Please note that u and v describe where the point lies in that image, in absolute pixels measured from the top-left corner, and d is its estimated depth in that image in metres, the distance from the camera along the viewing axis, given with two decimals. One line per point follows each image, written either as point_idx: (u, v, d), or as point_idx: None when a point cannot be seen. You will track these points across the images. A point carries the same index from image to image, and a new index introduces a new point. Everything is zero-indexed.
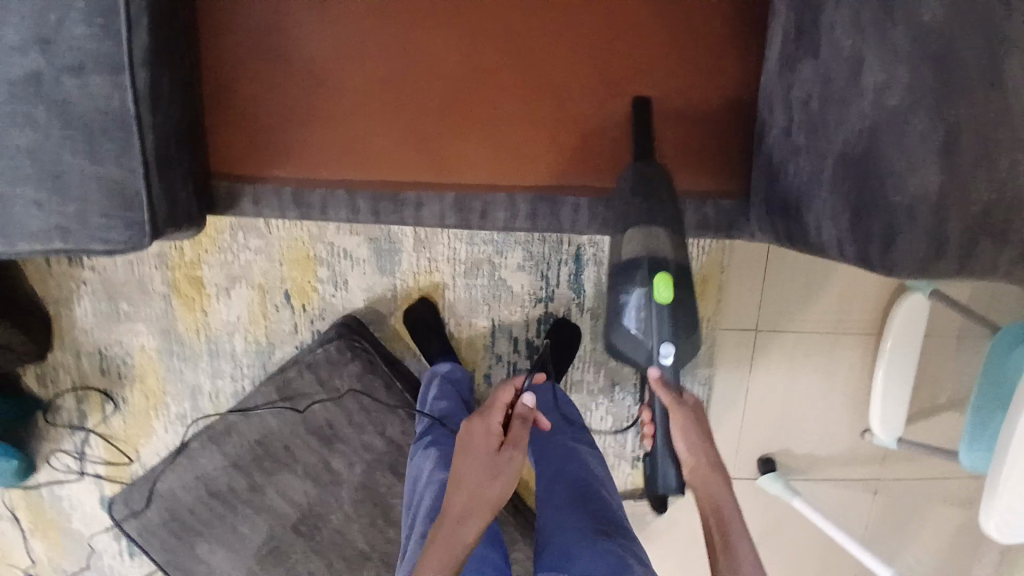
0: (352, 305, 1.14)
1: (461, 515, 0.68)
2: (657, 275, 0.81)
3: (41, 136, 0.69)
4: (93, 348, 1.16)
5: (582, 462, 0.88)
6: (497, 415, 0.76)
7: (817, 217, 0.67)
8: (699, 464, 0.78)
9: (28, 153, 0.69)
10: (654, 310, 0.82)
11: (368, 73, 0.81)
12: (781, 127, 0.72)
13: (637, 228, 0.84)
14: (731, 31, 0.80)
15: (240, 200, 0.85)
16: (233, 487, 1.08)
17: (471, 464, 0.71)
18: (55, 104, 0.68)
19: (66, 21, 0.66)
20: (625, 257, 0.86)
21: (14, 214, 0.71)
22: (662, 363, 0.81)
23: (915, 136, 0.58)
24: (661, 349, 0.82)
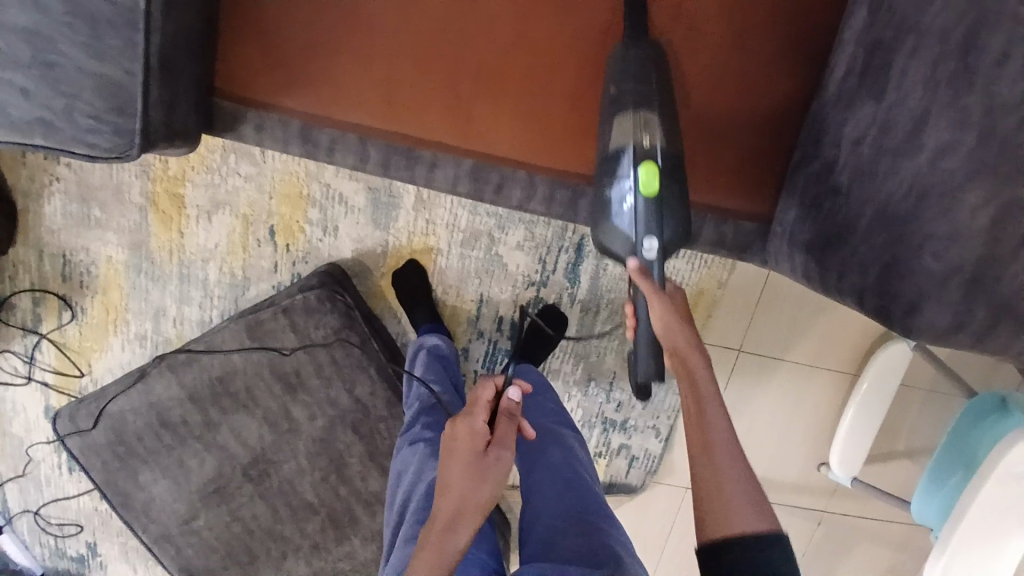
0: (338, 255, 1.09)
1: (451, 521, 0.68)
2: (644, 166, 0.69)
3: (34, 15, 0.61)
4: (57, 251, 1.09)
5: (564, 445, 0.86)
6: (482, 414, 0.75)
7: (843, 264, 0.67)
8: (677, 342, 0.68)
9: (17, 31, 0.62)
10: (641, 205, 0.69)
11: (408, 16, 0.75)
12: (825, 163, 0.70)
13: (624, 114, 0.71)
14: (794, 52, 0.76)
15: (242, 125, 0.78)
16: (187, 421, 1.05)
17: (459, 468, 0.70)
18: None
19: None
20: (611, 148, 0.72)
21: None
22: (644, 255, 0.69)
23: (965, 209, 0.56)
24: (644, 243, 0.69)
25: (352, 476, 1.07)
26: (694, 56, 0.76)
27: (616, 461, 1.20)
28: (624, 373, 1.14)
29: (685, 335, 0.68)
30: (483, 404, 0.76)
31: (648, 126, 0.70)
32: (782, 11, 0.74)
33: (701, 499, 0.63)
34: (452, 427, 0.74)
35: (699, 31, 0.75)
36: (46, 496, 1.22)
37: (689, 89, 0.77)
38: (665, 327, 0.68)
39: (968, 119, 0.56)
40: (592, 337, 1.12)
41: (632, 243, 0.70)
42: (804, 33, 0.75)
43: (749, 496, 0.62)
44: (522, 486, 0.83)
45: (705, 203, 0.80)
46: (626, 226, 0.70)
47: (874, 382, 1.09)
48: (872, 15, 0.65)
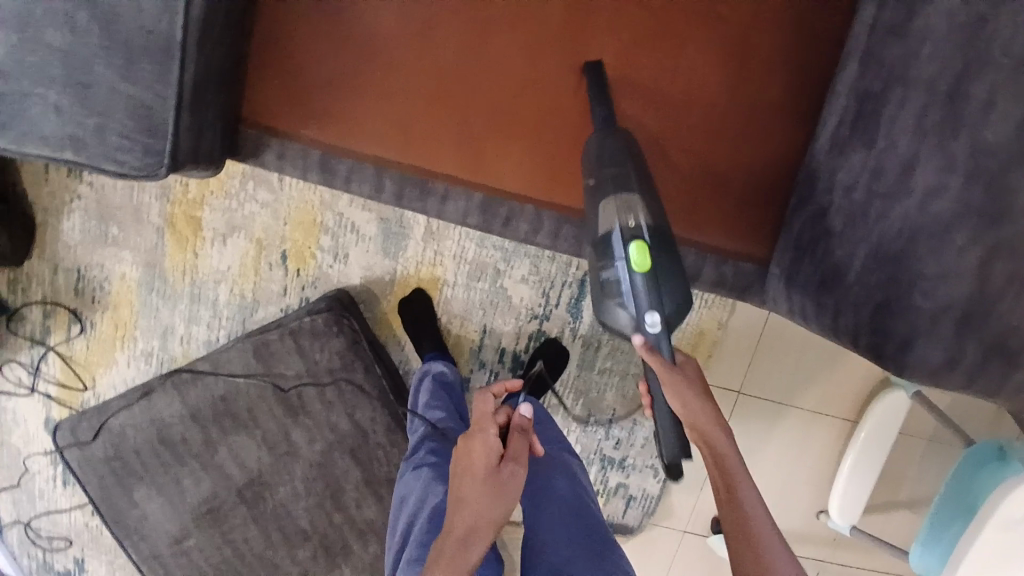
0: (347, 281, 1.11)
1: (465, 536, 0.69)
2: (634, 246, 0.69)
3: (77, 40, 0.66)
4: (72, 266, 1.12)
5: (568, 473, 0.86)
6: (493, 429, 0.74)
7: (837, 303, 0.69)
8: (701, 423, 0.68)
9: (60, 54, 0.67)
10: (638, 286, 0.69)
11: (427, 56, 0.79)
12: (819, 206, 0.73)
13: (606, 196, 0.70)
14: (791, 104, 0.79)
15: (263, 151, 0.82)
16: (186, 439, 1.06)
17: (474, 486, 0.70)
18: (101, 11, 0.65)
19: None
20: (601, 232, 0.71)
21: (35, 114, 0.69)
22: (649, 333, 0.68)
23: (953, 251, 0.60)
24: (647, 320, 0.68)
25: (346, 502, 1.07)
26: (698, 103, 0.80)
27: (613, 501, 1.19)
28: (624, 410, 1.15)
29: (707, 416, 0.68)
30: (492, 420, 0.75)
31: (631, 201, 0.70)
32: (781, 63, 0.79)
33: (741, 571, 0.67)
34: (466, 442, 0.74)
35: (699, 81, 0.80)
36: (39, 509, 1.22)
37: (690, 133, 0.81)
38: (688, 413, 0.68)
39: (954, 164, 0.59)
40: (593, 372, 1.13)
41: (635, 323, 0.70)
42: (803, 84, 0.79)
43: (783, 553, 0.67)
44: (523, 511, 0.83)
45: (703, 242, 0.82)
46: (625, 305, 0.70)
47: (875, 429, 1.09)
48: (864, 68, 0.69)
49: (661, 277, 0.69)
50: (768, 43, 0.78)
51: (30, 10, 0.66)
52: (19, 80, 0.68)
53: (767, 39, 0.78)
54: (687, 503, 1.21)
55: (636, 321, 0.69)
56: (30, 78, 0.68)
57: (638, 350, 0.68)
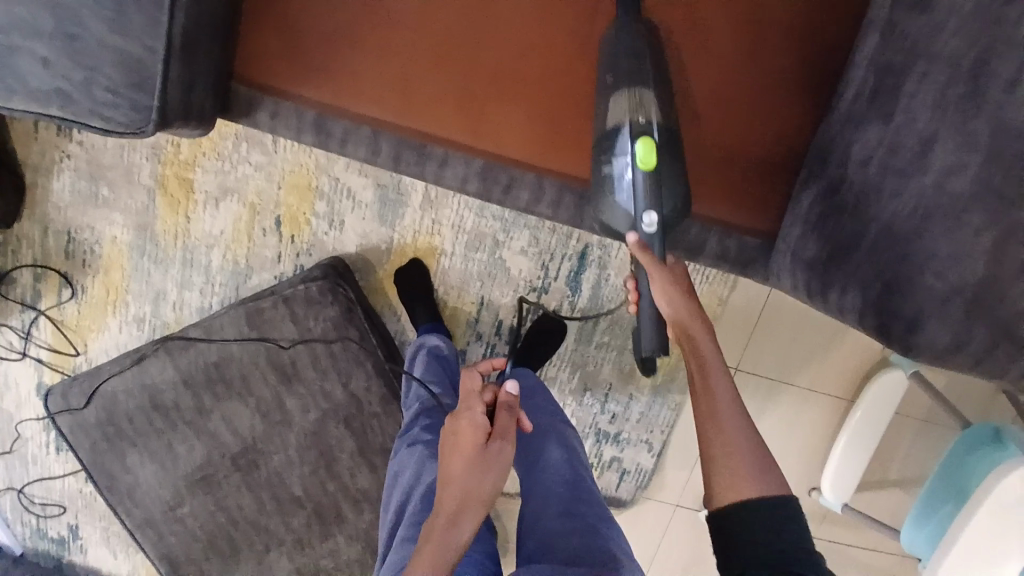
0: (342, 248, 1.09)
1: (453, 516, 0.68)
2: (640, 142, 0.68)
3: None
4: (62, 228, 1.09)
5: (565, 444, 0.85)
6: (481, 407, 0.76)
7: (844, 281, 0.68)
8: (680, 314, 0.68)
9: (42, 2, 0.63)
10: (638, 182, 0.69)
11: (429, 14, 0.76)
12: (830, 182, 0.71)
13: (621, 91, 0.70)
14: (805, 75, 0.77)
15: (256, 111, 0.79)
16: (179, 406, 1.05)
17: (461, 463, 0.70)
18: None
19: None
20: (608, 124, 0.71)
21: (16, 65, 0.66)
22: (644, 230, 0.69)
23: (970, 230, 0.57)
24: (643, 218, 0.69)
25: (340, 471, 1.06)
26: (710, 71, 0.77)
27: (607, 474, 1.19)
28: (620, 385, 1.14)
29: (687, 307, 0.68)
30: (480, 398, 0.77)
31: (644, 101, 0.69)
32: (797, 31, 0.76)
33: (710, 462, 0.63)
34: (454, 420, 0.74)
35: (710, 47, 0.77)
36: (32, 474, 1.21)
37: (701, 102, 0.78)
38: (668, 302, 0.68)
39: (975, 142, 0.56)
40: (590, 346, 1.12)
41: (631, 219, 0.70)
42: (819, 55, 0.76)
43: (758, 464, 0.62)
44: (523, 480, 0.83)
45: (709, 216, 0.81)
46: (625, 202, 0.70)
47: (872, 408, 1.09)
48: (885, 38, 0.66)
49: (663, 178, 0.69)
50: (784, 11, 0.75)
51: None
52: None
53: (783, 5, 0.75)
54: (680, 479, 1.21)
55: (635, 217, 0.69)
56: (11, 28, 0.64)
57: (630, 247, 0.69)
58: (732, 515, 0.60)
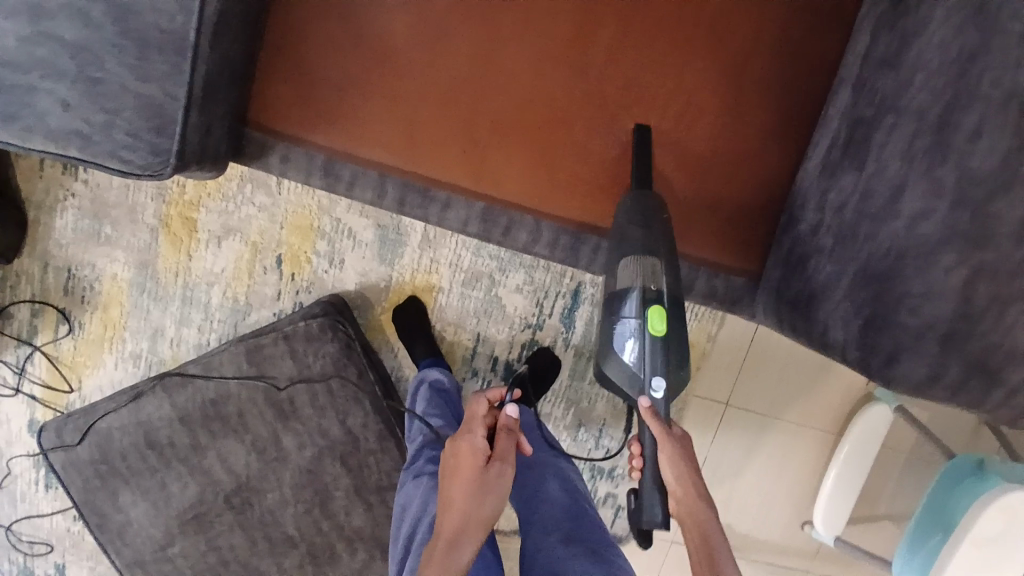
0: (342, 286, 1.11)
1: (454, 539, 0.70)
2: (650, 310, 0.76)
3: (91, 36, 0.66)
4: (63, 264, 1.10)
5: (563, 477, 0.87)
6: (481, 431, 0.79)
7: (826, 318, 0.71)
8: (687, 495, 0.73)
9: (73, 51, 0.67)
10: (647, 347, 0.77)
11: (435, 67, 0.81)
12: (809, 225, 0.76)
13: (632, 258, 0.78)
14: (784, 128, 0.83)
15: (268, 154, 0.83)
16: (174, 443, 1.05)
17: (462, 486, 0.73)
18: (116, 8, 0.66)
19: None
20: (620, 287, 0.79)
21: (43, 108, 0.69)
22: (652, 394, 0.76)
23: (941, 271, 0.61)
24: (651, 382, 0.77)
25: (335, 509, 1.06)
26: (697, 122, 0.83)
27: (602, 510, 1.20)
28: (614, 420, 1.16)
29: (694, 485, 0.73)
30: (480, 421, 0.81)
31: (655, 270, 0.77)
32: (778, 86, 0.82)
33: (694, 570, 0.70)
34: (453, 444, 0.77)
35: (698, 103, 0.82)
36: (18, 514, 1.19)
37: (688, 151, 0.84)
38: (677, 480, 0.73)
39: (940, 189, 0.62)
40: (584, 382, 1.15)
41: (640, 381, 0.77)
42: (796, 110, 0.82)
43: None
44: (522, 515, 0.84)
45: (699, 255, 0.86)
46: (634, 362, 0.78)
47: (857, 442, 1.12)
48: (855, 97, 0.72)
49: (670, 342, 0.77)
50: (766, 68, 0.81)
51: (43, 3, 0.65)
52: (28, 74, 0.68)
53: (765, 63, 0.81)
54: None
55: (643, 381, 0.77)
56: (39, 72, 0.68)
57: (641, 412, 0.75)
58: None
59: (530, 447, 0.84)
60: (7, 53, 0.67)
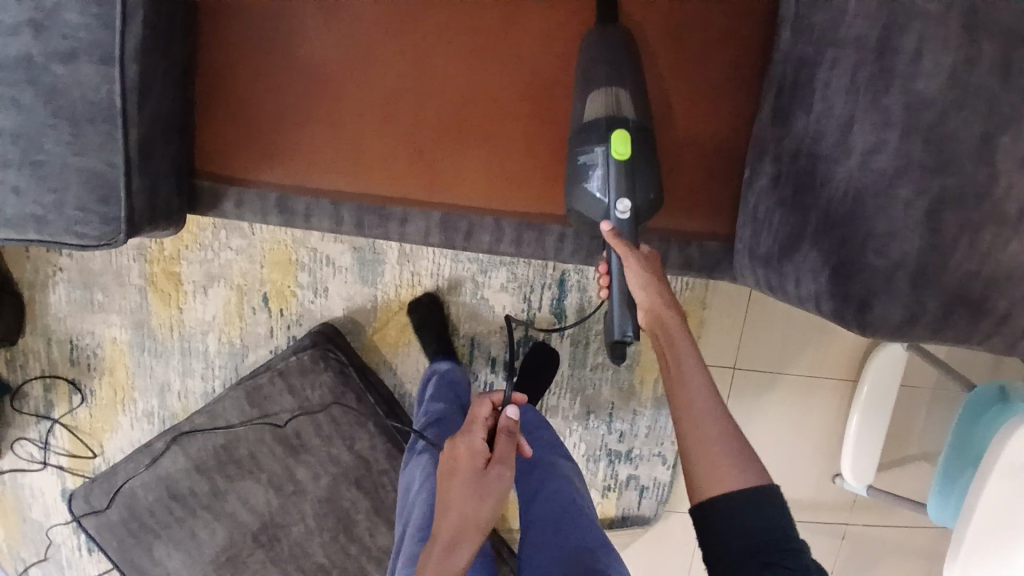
0: (330, 313, 1.12)
1: (450, 543, 0.72)
2: (615, 134, 0.74)
3: (24, 118, 0.68)
4: (65, 337, 1.14)
5: (562, 475, 0.87)
6: (481, 433, 0.78)
7: (797, 271, 0.68)
8: (656, 303, 0.69)
9: (9, 135, 0.69)
10: (613, 170, 0.75)
11: (374, 81, 0.81)
12: (768, 178, 0.74)
13: (599, 90, 0.76)
14: (742, 82, 0.81)
15: (221, 200, 0.83)
16: (195, 492, 1.05)
17: (460, 488, 0.74)
18: (42, 88, 0.68)
19: (61, 7, 0.67)
20: (586, 120, 0.77)
21: None
22: (618, 216, 0.74)
23: (900, 205, 0.58)
24: (617, 205, 0.74)
25: (360, 533, 1.04)
26: (673, 83, 0.82)
27: (626, 494, 1.18)
28: (622, 403, 1.15)
29: (661, 295, 0.70)
30: (481, 422, 0.79)
31: (620, 100, 0.76)
32: (734, 42, 0.81)
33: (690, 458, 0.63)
34: (453, 447, 0.78)
35: (668, 67, 0.82)
36: None
37: (658, 111, 0.82)
38: (643, 287, 0.70)
39: (889, 120, 0.58)
40: (586, 369, 1.14)
41: (605, 204, 0.75)
42: (756, 63, 0.81)
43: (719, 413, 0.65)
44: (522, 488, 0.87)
45: (671, 228, 0.84)
46: (600, 191, 0.75)
47: (873, 387, 1.09)
48: (795, 37, 0.70)
49: (635, 166, 0.75)
50: (709, 22, 0.80)
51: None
52: None
53: (695, 22, 0.80)
54: None
55: (609, 206, 0.75)
56: None
57: (604, 233, 0.73)
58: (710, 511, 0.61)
59: (532, 447, 0.82)
60: None
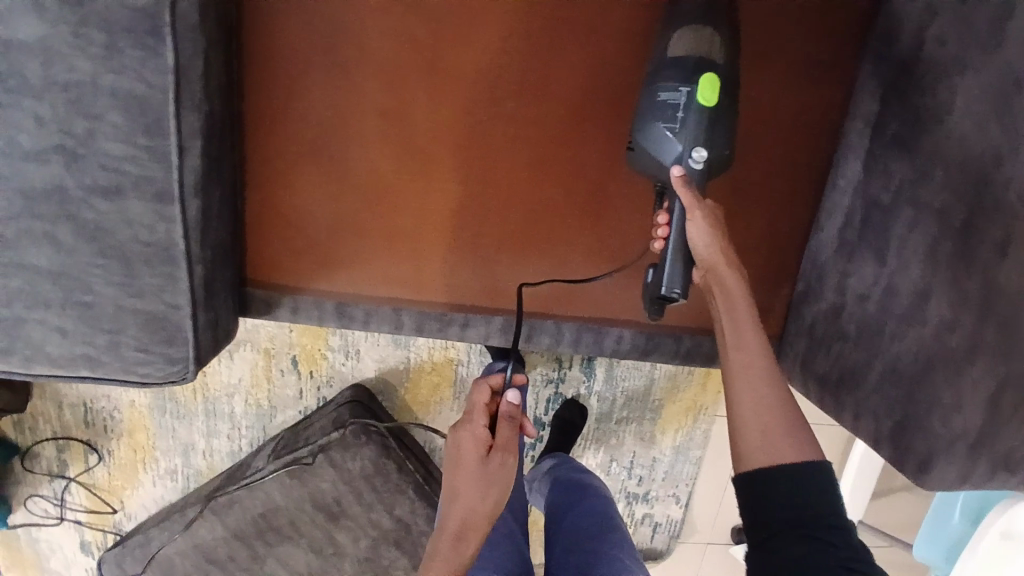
0: (362, 374, 1.12)
1: (459, 533, 0.71)
2: (704, 76, 0.68)
3: (64, 257, 0.64)
4: (76, 400, 1.10)
5: (595, 491, 0.96)
6: (482, 420, 0.77)
7: (856, 405, 0.73)
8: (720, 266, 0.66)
9: (49, 273, 0.64)
10: (696, 115, 0.69)
11: (429, 192, 0.79)
12: (830, 306, 0.77)
13: (689, 27, 0.71)
14: (807, 168, 0.82)
15: (276, 308, 0.81)
16: (234, 556, 1.05)
17: (467, 479, 0.73)
18: (86, 225, 0.63)
19: (96, 134, 0.60)
20: (670, 56, 0.71)
21: (30, 336, 0.66)
22: (691, 165, 0.69)
23: (970, 382, 0.63)
24: (692, 153, 0.69)
25: None
26: (760, 137, 0.81)
27: (641, 529, 1.27)
28: (643, 451, 1.21)
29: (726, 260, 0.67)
30: (481, 407, 0.78)
31: (709, 42, 0.70)
32: (809, 124, 0.81)
33: (740, 428, 0.60)
34: (454, 435, 0.76)
35: (754, 119, 0.81)
36: None
37: (739, 158, 0.82)
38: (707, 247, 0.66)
39: (965, 300, 0.63)
40: (610, 423, 1.19)
41: (677, 150, 0.70)
42: (825, 149, 0.82)
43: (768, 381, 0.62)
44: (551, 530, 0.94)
45: None
46: (674, 135, 0.70)
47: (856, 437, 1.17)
48: (865, 173, 0.73)
49: (717, 115, 0.70)
50: (799, 89, 0.80)
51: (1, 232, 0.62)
52: (10, 308, 0.65)
53: (751, 126, 0.81)
54: (708, 518, 1.28)
55: (682, 151, 0.69)
56: (19, 304, 0.65)
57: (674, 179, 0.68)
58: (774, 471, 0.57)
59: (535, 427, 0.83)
60: None
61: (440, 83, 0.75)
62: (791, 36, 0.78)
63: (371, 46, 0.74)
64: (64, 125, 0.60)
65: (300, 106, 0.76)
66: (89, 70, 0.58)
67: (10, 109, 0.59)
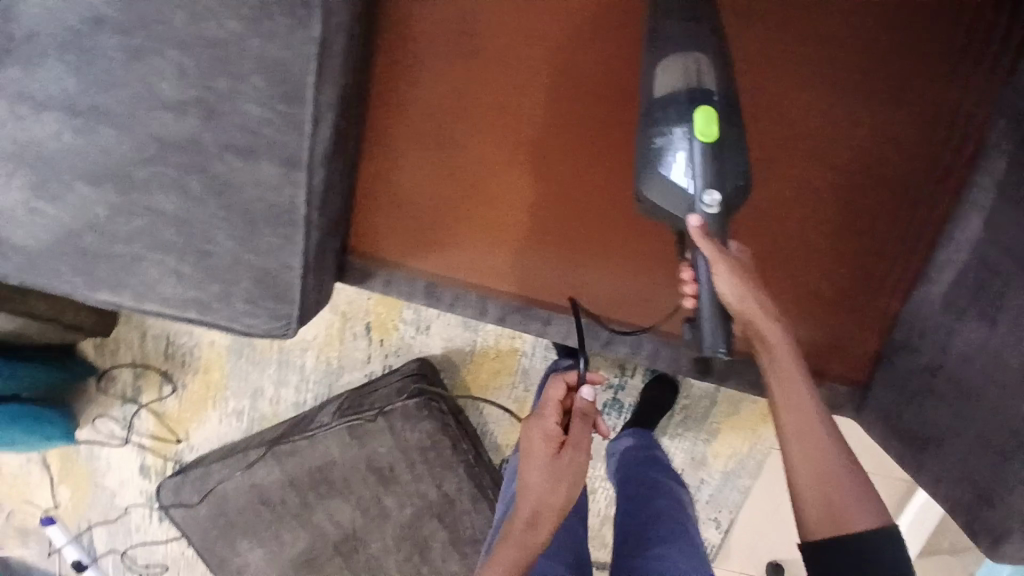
0: (428, 350, 1.15)
1: (529, 524, 0.72)
2: (696, 114, 0.65)
3: (190, 206, 0.68)
4: (160, 331, 1.19)
5: (670, 494, 0.93)
6: (553, 417, 0.78)
7: (941, 467, 0.71)
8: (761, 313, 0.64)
9: (175, 218, 0.69)
10: (697, 155, 0.65)
11: (529, 182, 0.81)
12: (926, 361, 0.75)
13: (667, 59, 0.69)
14: (906, 209, 0.81)
15: (371, 278, 0.83)
16: (286, 501, 1.12)
17: (535, 472, 0.74)
18: (215, 179, 0.67)
19: (237, 96, 0.64)
20: (659, 91, 0.69)
21: (150, 272, 0.72)
22: (705, 210, 0.65)
23: None
24: (703, 196, 0.65)
25: (433, 557, 1.09)
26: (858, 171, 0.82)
27: None
28: (691, 470, 1.21)
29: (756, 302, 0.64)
30: (555, 404, 0.78)
31: (696, 68, 0.68)
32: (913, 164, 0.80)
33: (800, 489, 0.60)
34: (527, 429, 0.78)
35: (855, 154, 0.81)
36: (136, 540, 1.29)
37: (834, 192, 0.83)
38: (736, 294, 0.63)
39: None
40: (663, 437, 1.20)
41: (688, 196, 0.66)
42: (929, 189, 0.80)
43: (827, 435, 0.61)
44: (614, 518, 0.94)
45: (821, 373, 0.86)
46: (682, 181, 0.66)
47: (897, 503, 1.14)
48: (987, 234, 0.70)
49: (721, 147, 0.66)
50: (904, 128, 0.79)
51: (134, 175, 0.68)
52: (132, 245, 0.70)
53: (849, 159, 0.81)
54: (744, 547, 1.25)
55: (693, 198, 0.66)
56: (141, 242, 0.70)
57: (692, 232, 0.64)
58: (827, 553, 0.57)
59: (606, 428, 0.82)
60: (104, 222, 0.70)
61: (553, 78, 0.78)
62: (902, 75, 0.78)
63: (493, 37, 0.78)
64: (208, 84, 0.64)
65: (419, 86, 0.80)
66: (241, 34, 0.62)
67: (159, 60, 0.63)
